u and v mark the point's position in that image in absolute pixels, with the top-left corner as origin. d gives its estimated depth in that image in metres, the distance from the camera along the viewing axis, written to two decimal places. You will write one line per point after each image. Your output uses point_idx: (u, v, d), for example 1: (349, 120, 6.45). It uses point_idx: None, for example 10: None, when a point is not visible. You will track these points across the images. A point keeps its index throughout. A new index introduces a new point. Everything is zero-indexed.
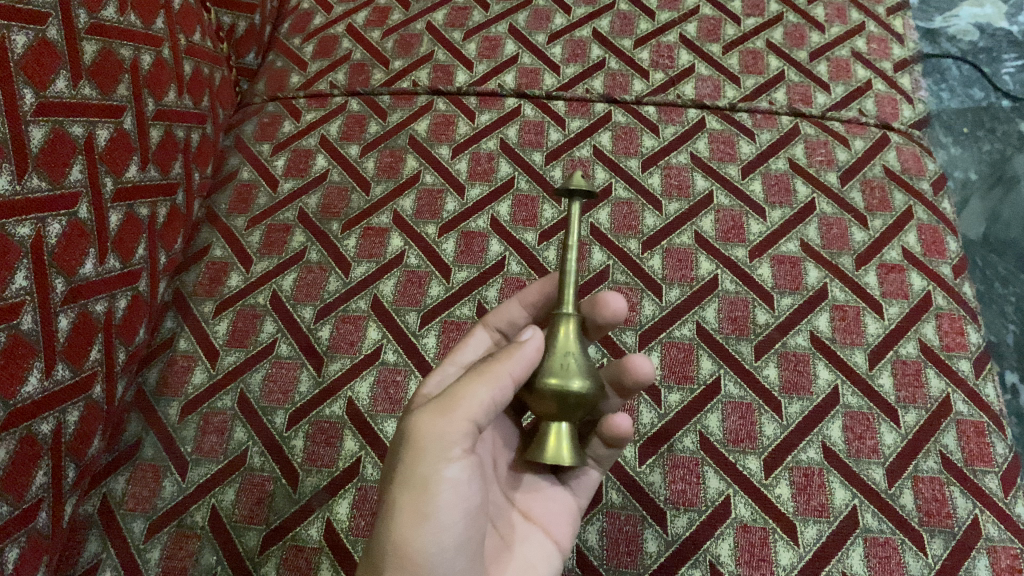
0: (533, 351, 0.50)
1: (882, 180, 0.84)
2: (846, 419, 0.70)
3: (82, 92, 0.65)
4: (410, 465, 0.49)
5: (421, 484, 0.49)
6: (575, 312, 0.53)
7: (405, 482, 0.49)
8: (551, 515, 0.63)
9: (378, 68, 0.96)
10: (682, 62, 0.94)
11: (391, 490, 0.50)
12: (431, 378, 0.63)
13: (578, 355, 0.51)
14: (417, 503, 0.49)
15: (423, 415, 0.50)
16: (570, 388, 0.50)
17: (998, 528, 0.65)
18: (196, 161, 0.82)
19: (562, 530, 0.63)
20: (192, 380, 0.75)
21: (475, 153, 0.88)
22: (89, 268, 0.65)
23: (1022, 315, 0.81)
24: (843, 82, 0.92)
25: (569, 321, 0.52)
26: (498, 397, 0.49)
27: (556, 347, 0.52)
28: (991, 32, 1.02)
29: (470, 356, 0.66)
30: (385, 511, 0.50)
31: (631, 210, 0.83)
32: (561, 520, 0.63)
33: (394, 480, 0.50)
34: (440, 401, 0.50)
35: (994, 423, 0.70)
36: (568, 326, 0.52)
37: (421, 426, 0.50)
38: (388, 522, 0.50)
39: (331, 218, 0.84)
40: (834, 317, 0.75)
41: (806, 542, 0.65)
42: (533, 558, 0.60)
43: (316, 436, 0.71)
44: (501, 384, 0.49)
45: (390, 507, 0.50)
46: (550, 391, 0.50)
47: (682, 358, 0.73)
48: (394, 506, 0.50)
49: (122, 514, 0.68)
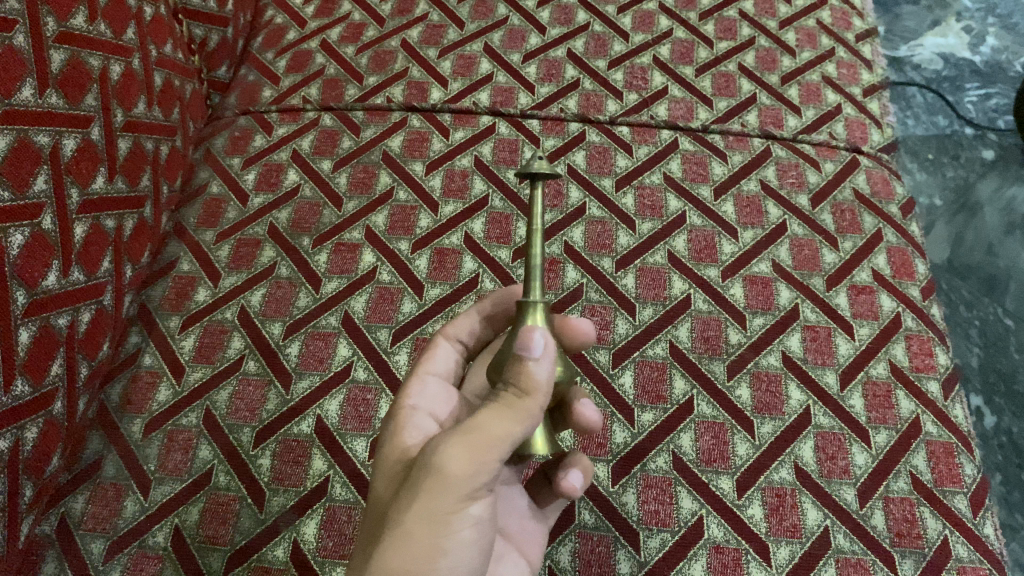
0: (548, 372, 0.49)
1: (852, 203, 0.85)
2: (817, 440, 0.70)
3: (49, 101, 0.63)
4: (433, 494, 0.45)
5: (443, 519, 0.45)
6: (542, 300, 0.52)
7: (422, 514, 0.45)
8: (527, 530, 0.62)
9: (352, 83, 0.95)
10: (656, 84, 0.95)
11: (399, 520, 0.45)
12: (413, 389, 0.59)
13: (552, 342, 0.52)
14: (436, 538, 0.45)
15: (450, 447, 0.46)
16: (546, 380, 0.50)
17: (967, 549, 0.65)
18: (164, 174, 0.80)
19: (535, 547, 0.62)
20: (157, 397, 0.73)
21: (449, 170, 0.88)
22: (51, 280, 0.63)
23: (986, 339, 0.82)
24: (814, 106, 0.93)
25: (537, 311, 0.51)
26: (526, 434, 0.48)
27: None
28: (954, 62, 1.04)
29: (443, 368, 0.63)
30: (387, 542, 0.45)
31: (605, 229, 0.83)
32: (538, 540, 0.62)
33: (406, 508, 0.45)
34: (468, 434, 0.46)
35: (962, 444, 0.70)
36: (535, 315, 0.51)
37: (448, 457, 0.45)
38: (392, 553, 0.44)
39: (302, 233, 0.83)
40: (805, 338, 0.76)
41: (779, 563, 0.64)
42: None
43: (284, 455, 0.70)
44: (531, 421, 0.47)
45: (396, 539, 0.45)
46: None
47: (655, 377, 0.73)
48: (404, 536, 0.45)
49: (81, 534, 0.66)
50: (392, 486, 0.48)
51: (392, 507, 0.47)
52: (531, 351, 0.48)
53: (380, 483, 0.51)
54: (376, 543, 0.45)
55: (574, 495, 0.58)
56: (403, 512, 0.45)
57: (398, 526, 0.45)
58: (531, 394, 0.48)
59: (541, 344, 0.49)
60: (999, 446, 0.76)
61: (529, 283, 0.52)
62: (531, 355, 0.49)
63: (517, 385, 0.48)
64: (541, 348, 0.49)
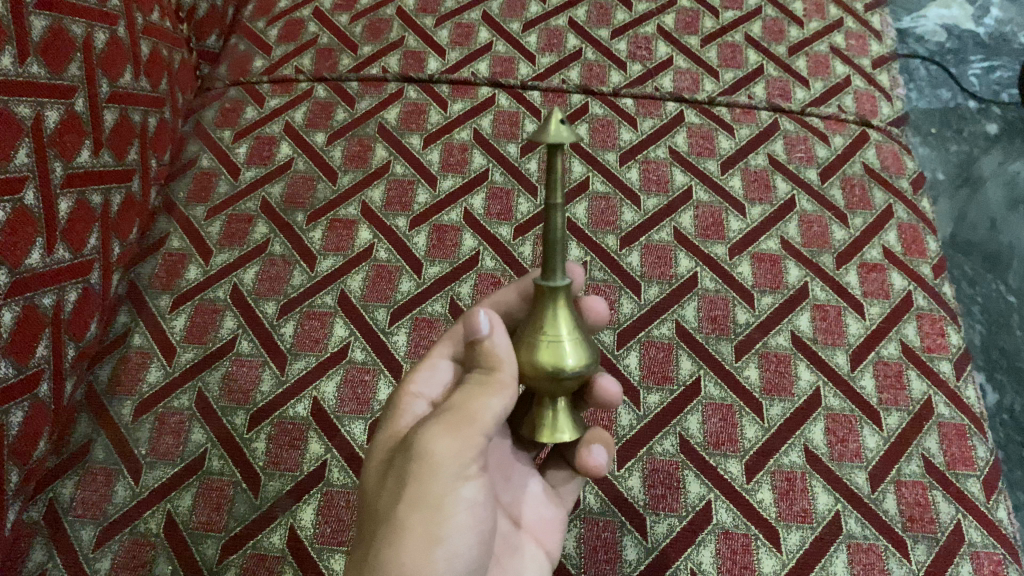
0: (506, 343, 0.46)
1: (862, 178, 0.82)
2: (828, 422, 0.68)
3: (29, 70, 0.60)
4: (422, 480, 0.43)
5: (435, 503, 0.43)
6: (569, 284, 0.45)
7: (414, 503, 0.43)
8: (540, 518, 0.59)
9: (346, 53, 0.92)
10: (660, 54, 0.92)
11: (392, 511, 0.43)
12: (420, 373, 0.54)
13: (569, 326, 0.45)
14: (431, 525, 0.43)
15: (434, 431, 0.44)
16: (565, 370, 0.44)
17: (980, 533, 0.64)
18: (152, 148, 0.78)
19: (551, 535, 0.59)
20: (147, 378, 0.71)
21: (448, 143, 0.85)
22: (35, 258, 0.61)
23: (988, 316, 0.80)
24: (822, 78, 0.90)
25: (561, 299, 0.45)
26: (506, 407, 0.45)
27: (550, 322, 0.45)
28: (958, 34, 1.02)
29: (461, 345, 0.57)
30: (382, 537, 0.43)
31: (609, 204, 0.80)
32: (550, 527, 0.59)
33: (397, 500, 0.44)
34: (449, 416, 0.45)
35: (975, 426, 0.69)
36: (560, 303, 0.45)
37: (433, 442, 0.44)
38: (387, 549, 0.43)
39: (295, 209, 0.81)
40: (815, 317, 0.74)
41: (789, 548, 0.63)
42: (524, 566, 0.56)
43: (280, 438, 0.68)
44: (511, 394, 0.45)
45: (391, 532, 0.43)
46: (550, 376, 0.45)
47: (661, 358, 0.71)
48: (399, 528, 0.43)
49: (70, 520, 0.64)
50: (380, 477, 0.47)
51: (381, 499, 0.45)
52: (480, 329, 0.46)
53: (368, 475, 0.49)
54: (371, 540, 0.44)
55: (597, 472, 0.57)
56: (394, 504, 0.44)
57: (391, 518, 0.43)
58: (499, 367, 0.46)
59: (488, 321, 0.47)
60: (1001, 425, 0.74)
61: (554, 264, 0.44)
62: (482, 332, 0.46)
63: (485, 361, 0.46)
64: (490, 324, 0.47)
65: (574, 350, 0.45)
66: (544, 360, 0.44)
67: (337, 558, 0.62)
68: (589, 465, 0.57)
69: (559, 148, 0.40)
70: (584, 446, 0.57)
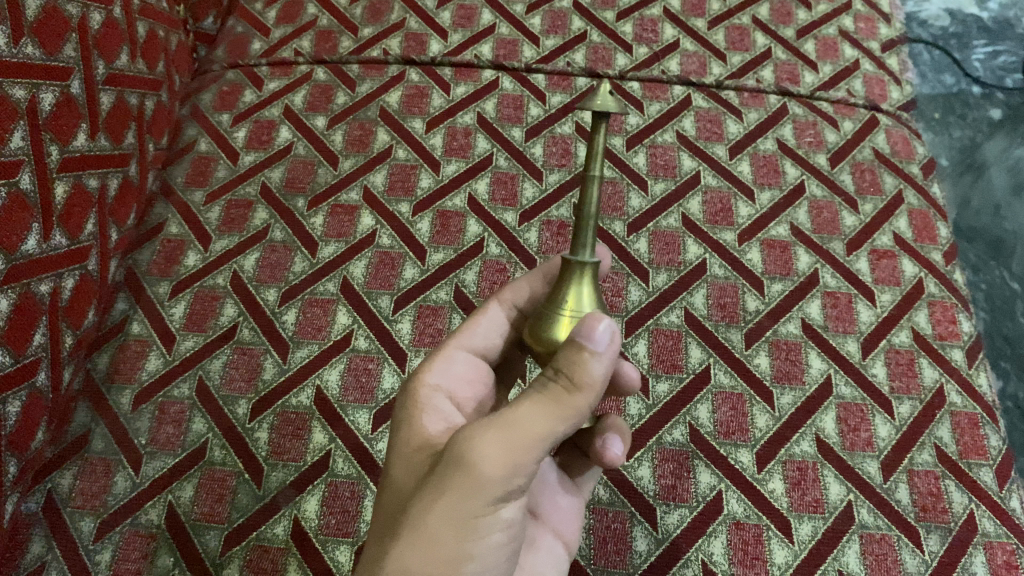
0: (605, 367, 0.41)
1: (872, 163, 0.81)
2: (839, 411, 0.67)
3: (24, 51, 0.58)
4: (459, 495, 0.39)
5: (469, 524, 0.40)
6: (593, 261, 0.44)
7: (448, 519, 0.39)
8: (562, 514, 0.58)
9: (346, 35, 0.90)
10: (666, 37, 0.90)
11: (422, 521, 0.40)
12: (437, 362, 0.51)
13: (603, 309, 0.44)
14: (463, 545, 0.40)
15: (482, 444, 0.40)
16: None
17: (993, 523, 0.63)
18: (149, 132, 0.76)
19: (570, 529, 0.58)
20: (146, 366, 0.69)
21: (451, 127, 0.83)
22: (31, 245, 0.59)
23: (990, 304, 0.79)
24: (831, 61, 0.89)
25: (583, 275, 0.44)
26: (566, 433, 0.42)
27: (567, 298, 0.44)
28: (962, 18, 1.00)
29: (482, 342, 0.54)
30: (402, 546, 0.39)
31: (616, 190, 0.79)
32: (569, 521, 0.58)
33: (429, 510, 0.40)
34: (506, 431, 0.40)
35: (987, 415, 0.68)
36: (581, 280, 0.44)
37: (477, 456, 0.40)
38: (409, 559, 0.39)
39: (296, 194, 0.79)
40: (825, 304, 0.73)
41: (801, 539, 0.62)
42: (543, 565, 0.55)
43: (282, 428, 0.66)
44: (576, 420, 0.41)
45: (419, 542, 0.39)
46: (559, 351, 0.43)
47: (670, 346, 0.70)
48: (427, 543, 0.39)
49: (69, 512, 0.62)
50: (410, 479, 0.43)
51: (412, 502, 0.41)
52: (590, 340, 0.41)
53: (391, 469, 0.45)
54: (390, 544, 0.40)
55: (613, 464, 0.53)
56: (426, 514, 0.40)
57: (419, 528, 0.39)
58: (584, 389, 0.41)
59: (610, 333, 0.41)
60: (1004, 412, 0.73)
61: (580, 240, 0.44)
62: (590, 347, 0.41)
63: (568, 377, 0.41)
64: (606, 340, 0.41)
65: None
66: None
67: (343, 550, 0.61)
68: (605, 457, 0.53)
69: (605, 115, 0.42)
70: (598, 437, 0.54)
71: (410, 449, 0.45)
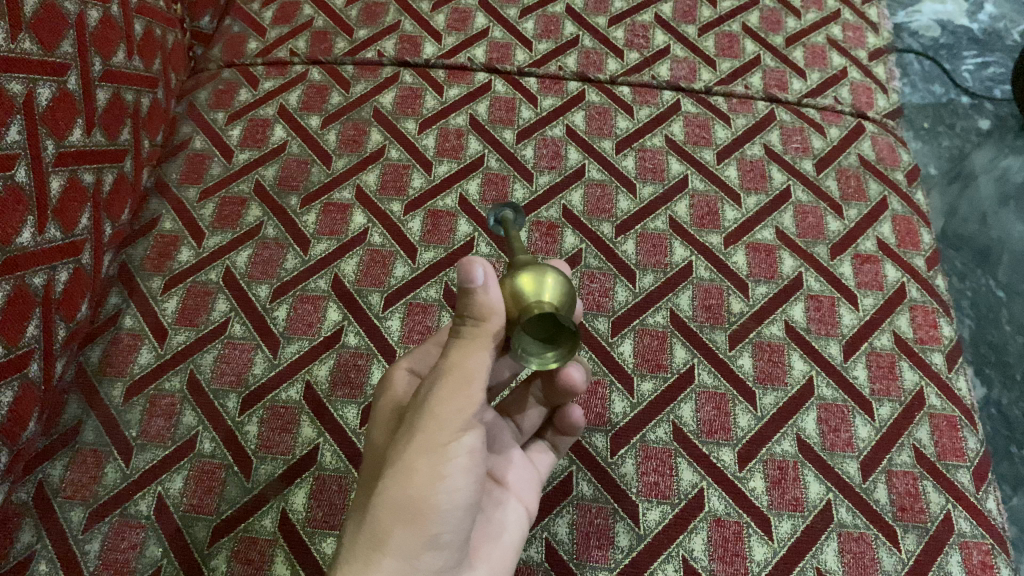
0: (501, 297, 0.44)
1: (857, 169, 0.82)
2: (820, 411, 0.68)
3: (22, 46, 0.59)
4: (425, 426, 0.43)
5: (438, 449, 0.43)
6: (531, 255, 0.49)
7: (422, 449, 0.43)
8: (522, 484, 0.61)
9: (341, 36, 0.92)
10: (657, 43, 0.92)
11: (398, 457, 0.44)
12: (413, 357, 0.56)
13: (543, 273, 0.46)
14: (437, 467, 0.43)
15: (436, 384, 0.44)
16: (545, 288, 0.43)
17: (970, 524, 0.64)
18: (145, 128, 0.77)
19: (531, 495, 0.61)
20: (138, 360, 0.70)
21: (443, 128, 0.84)
22: (26, 237, 0.60)
23: (978, 311, 0.80)
24: (819, 69, 0.90)
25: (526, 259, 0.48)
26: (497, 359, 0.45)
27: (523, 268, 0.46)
28: (952, 29, 1.02)
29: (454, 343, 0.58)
30: (388, 481, 0.43)
31: (605, 192, 0.80)
32: (528, 486, 0.61)
33: (404, 446, 0.44)
34: (454, 373, 0.43)
35: (966, 418, 0.69)
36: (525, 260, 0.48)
37: (437, 396, 0.43)
38: (392, 488, 0.43)
39: (289, 192, 0.80)
40: (809, 308, 0.74)
41: (780, 537, 0.63)
42: (509, 523, 0.58)
43: (272, 422, 0.67)
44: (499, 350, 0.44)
45: (397, 475, 0.43)
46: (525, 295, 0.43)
47: (655, 346, 0.71)
48: (406, 472, 0.43)
49: (59, 502, 0.63)
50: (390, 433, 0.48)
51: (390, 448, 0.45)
52: (475, 279, 0.43)
53: (380, 432, 0.50)
54: (378, 482, 0.44)
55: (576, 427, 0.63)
56: (400, 450, 0.44)
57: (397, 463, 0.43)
58: (488, 319, 0.44)
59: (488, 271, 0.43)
60: (985, 417, 0.74)
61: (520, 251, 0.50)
62: (477, 284, 0.43)
63: (477, 322, 0.44)
64: (485, 278, 0.43)
65: (552, 277, 0.44)
66: (520, 289, 0.43)
67: (329, 542, 0.62)
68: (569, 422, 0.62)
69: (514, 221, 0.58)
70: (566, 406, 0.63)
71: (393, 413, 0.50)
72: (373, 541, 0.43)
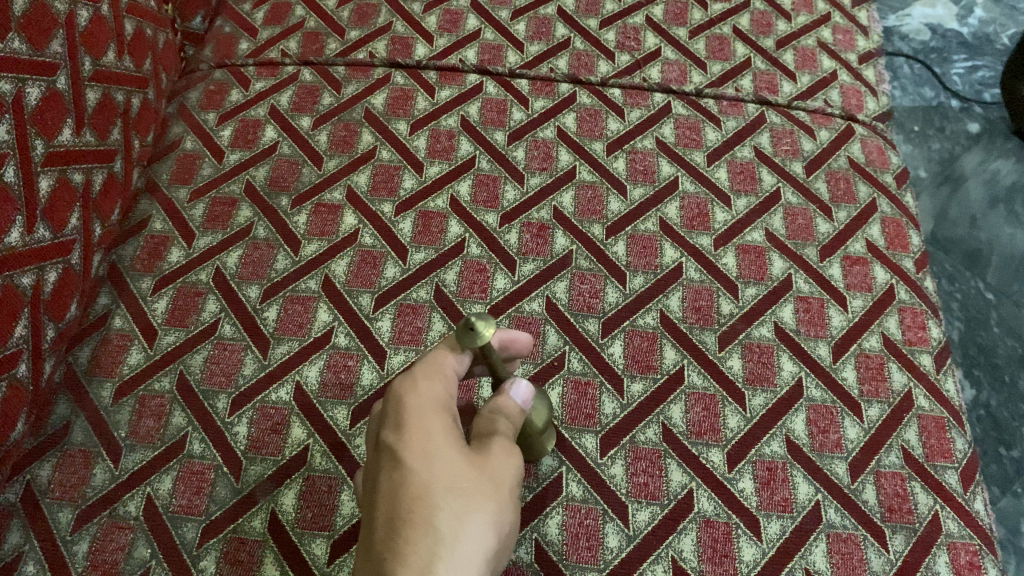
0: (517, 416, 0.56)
1: (847, 171, 0.83)
2: (809, 412, 0.69)
3: (11, 45, 0.59)
4: (508, 487, 0.47)
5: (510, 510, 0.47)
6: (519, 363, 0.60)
7: (510, 502, 0.46)
8: None
9: (333, 37, 0.92)
10: (648, 45, 0.92)
11: (495, 494, 0.45)
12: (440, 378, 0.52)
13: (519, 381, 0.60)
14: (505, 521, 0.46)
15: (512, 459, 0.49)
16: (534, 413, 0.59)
17: (958, 524, 0.64)
18: (136, 128, 0.77)
19: None
20: (127, 360, 0.70)
21: (435, 129, 0.85)
22: (14, 236, 0.60)
23: (967, 312, 0.80)
24: (809, 71, 0.91)
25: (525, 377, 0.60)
26: None
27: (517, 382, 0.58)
28: (942, 33, 1.02)
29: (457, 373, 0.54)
30: (487, 511, 0.44)
31: (596, 194, 0.80)
32: None
33: (498, 489, 0.46)
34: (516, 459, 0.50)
35: (954, 419, 0.69)
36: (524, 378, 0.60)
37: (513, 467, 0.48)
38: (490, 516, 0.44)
39: (280, 192, 0.80)
40: (798, 309, 0.74)
41: (769, 537, 0.63)
42: None
43: (261, 423, 0.67)
44: None
45: (496, 509, 0.44)
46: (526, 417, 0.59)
47: (645, 347, 0.71)
48: (500, 511, 0.45)
49: (48, 503, 0.63)
50: (456, 455, 0.46)
51: (480, 479, 0.45)
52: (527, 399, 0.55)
53: (426, 435, 0.46)
54: (476, 504, 0.43)
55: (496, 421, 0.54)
56: (496, 490, 0.45)
57: (495, 498, 0.45)
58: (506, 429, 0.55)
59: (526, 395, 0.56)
60: (973, 419, 0.75)
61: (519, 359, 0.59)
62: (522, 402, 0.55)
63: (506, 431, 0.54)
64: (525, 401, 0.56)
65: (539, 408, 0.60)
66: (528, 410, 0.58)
67: (318, 543, 0.62)
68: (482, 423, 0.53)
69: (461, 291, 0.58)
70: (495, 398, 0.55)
71: (440, 428, 0.47)
72: (477, 557, 0.41)
